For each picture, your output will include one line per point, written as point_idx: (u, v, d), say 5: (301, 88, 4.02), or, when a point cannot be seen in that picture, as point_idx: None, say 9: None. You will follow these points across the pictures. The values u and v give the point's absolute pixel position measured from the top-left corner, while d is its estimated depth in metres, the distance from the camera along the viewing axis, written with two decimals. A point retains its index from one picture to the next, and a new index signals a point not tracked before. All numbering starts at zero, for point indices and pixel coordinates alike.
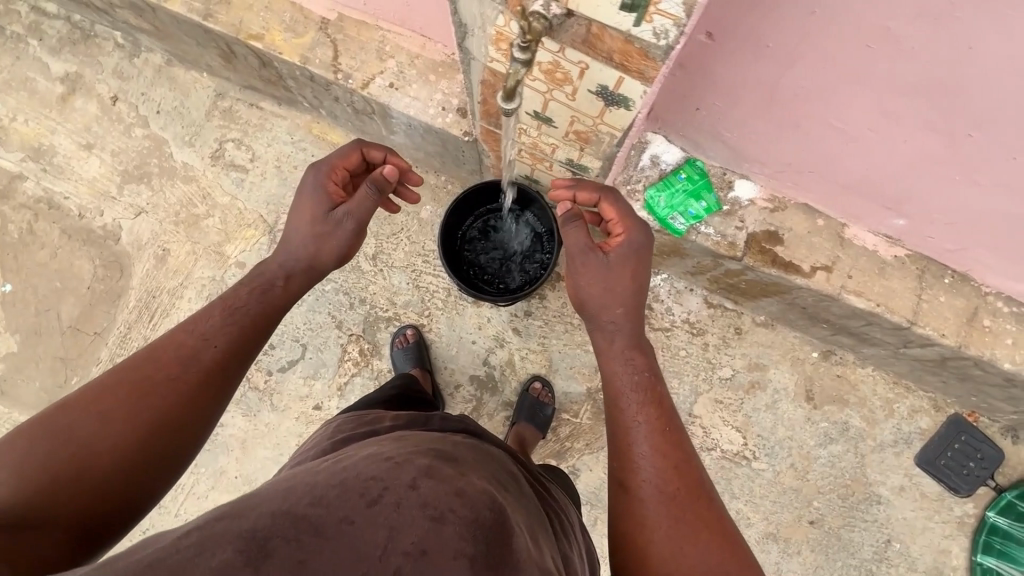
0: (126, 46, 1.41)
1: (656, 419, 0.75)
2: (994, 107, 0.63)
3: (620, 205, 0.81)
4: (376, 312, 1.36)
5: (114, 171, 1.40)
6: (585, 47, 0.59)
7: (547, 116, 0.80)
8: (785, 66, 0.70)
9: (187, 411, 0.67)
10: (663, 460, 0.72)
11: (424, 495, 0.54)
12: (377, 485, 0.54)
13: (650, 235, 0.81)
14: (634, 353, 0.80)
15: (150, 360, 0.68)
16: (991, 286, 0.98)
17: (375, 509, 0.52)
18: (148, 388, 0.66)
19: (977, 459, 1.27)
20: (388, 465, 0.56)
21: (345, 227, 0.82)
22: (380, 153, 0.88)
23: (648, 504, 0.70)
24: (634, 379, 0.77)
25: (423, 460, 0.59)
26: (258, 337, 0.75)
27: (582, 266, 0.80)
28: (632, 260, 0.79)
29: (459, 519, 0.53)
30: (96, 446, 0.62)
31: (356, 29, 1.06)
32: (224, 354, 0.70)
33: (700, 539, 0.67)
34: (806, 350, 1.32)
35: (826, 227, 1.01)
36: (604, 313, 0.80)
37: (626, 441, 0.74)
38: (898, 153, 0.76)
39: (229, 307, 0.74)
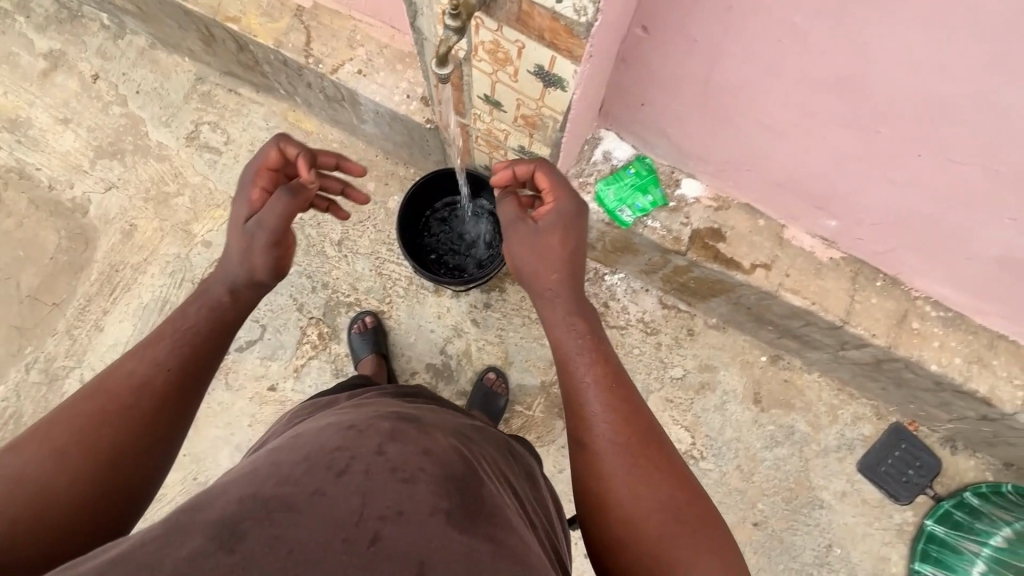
0: (112, 27, 1.45)
1: (603, 377, 0.75)
2: (896, 102, 0.68)
3: (553, 175, 0.81)
4: (337, 297, 1.37)
5: (88, 147, 1.42)
6: (519, 25, 0.64)
7: (496, 99, 0.84)
8: (711, 61, 0.75)
9: (146, 438, 0.66)
10: (615, 415, 0.73)
11: (391, 459, 0.55)
12: (344, 457, 0.54)
13: (581, 206, 0.81)
14: (576, 318, 0.79)
15: (100, 394, 0.66)
16: (920, 290, 1.03)
17: (345, 479, 0.52)
18: (105, 418, 0.64)
19: (916, 467, 1.30)
20: (353, 434, 0.58)
21: (259, 236, 0.80)
22: (296, 151, 0.82)
23: (603, 457, 0.71)
24: (579, 342, 0.77)
25: (386, 424, 0.61)
26: (211, 356, 0.74)
27: (513, 235, 0.82)
28: (559, 230, 0.79)
29: (429, 476, 0.55)
30: (56, 481, 0.59)
31: (330, 17, 1.11)
32: (183, 372, 0.70)
33: (653, 480, 0.69)
34: (755, 353, 1.36)
35: (766, 227, 1.05)
36: (541, 281, 0.80)
37: (578, 402, 0.74)
38: (822, 151, 0.82)
39: (179, 327, 0.73)
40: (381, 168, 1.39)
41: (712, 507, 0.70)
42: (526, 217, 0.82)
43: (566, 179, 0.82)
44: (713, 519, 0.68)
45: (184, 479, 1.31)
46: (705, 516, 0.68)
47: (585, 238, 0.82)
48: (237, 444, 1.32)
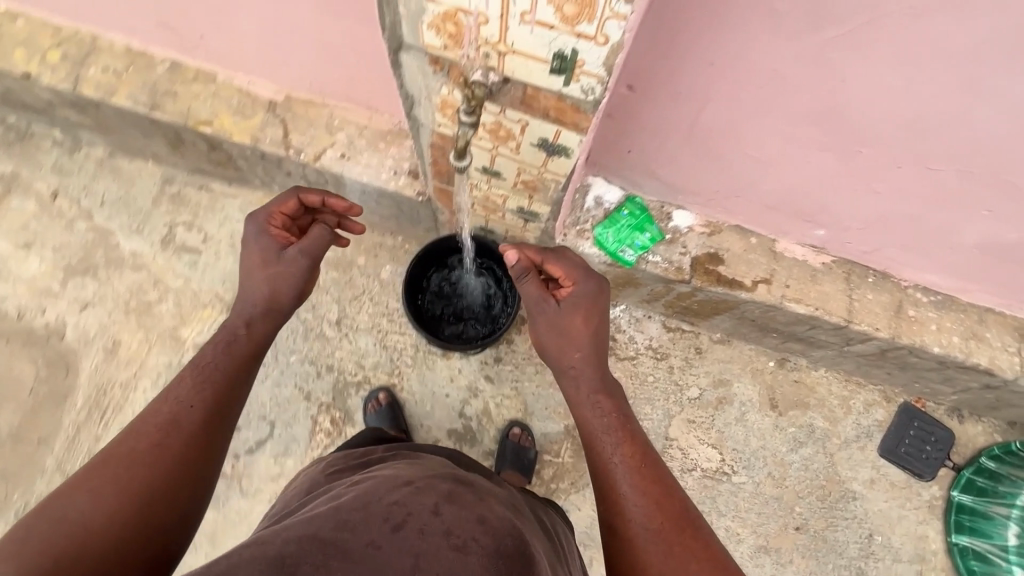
0: (66, 142, 1.40)
1: (631, 456, 0.75)
2: (875, 127, 0.74)
3: (564, 261, 0.84)
4: (344, 377, 1.34)
5: (56, 268, 1.35)
6: (523, 107, 0.66)
7: (495, 170, 0.86)
8: (698, 108, 0.79)
9: (179, 475, 0.66)
10: (646, 497, 0.71)
11: (446, 522, 0.59)
12: (401, 511, 0.59)
13: (601, 285, 0.84)
14: (600, 396, 0.81)
15: (132, 435, 0.68)
16: (909, 279, 1.10)
17: (400, 535, 0.57)
18: (136, 457, 0.65)
19: (933, 442, 1.36)
20: (411, 491, 0.62)
21: (300, 264, 0.83)
22: (318, 198, 0.89)
23: (640, 542, 0.68)
24: (604, 421, 0.78)
25: (443, 485, 0.65)
26: (233, 389, 0.74)
27: (538, 316, 0.85)
28: (582, 309, 0.83)
29: (480, 548, 0.58)
30: (93, 518, 0.60)
31: (304, 108, 1.11)
32: (207, 408, 0.71)
33: (692, 571, 0.65)
34: (763, 360, 1.39)
35: (759, 244, 1.10)
36: (567, 358, 0.83)
37: (608, 482, 0.74)
38: (807, 173, 0.87)
39: (200, 364, 0.75)
40: (369, 241, 1.39)
41: None
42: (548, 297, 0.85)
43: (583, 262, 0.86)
44: None
45: None
46: None
47: (609, 317, 0.86)
48: None
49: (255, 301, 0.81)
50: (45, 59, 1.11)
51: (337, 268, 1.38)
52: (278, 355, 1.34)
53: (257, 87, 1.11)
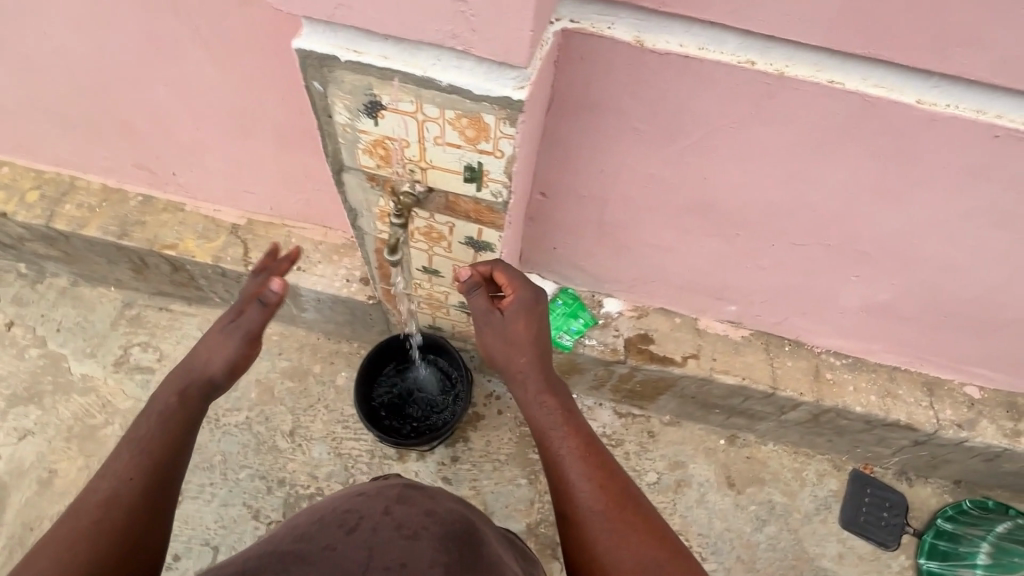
0: (29, 274, 1.46)
1: (578, 448, 0.80)
2: (742, 215, 0.89)
3: (509, 268, 0.86)
4: (296, 491, 1.30)
5: (1, 397, 1.33)
6: (448, 211, 0.79)
7: (434, 268, 0.97)
8: (601, 207, 0.95)
9: (120, 550, 0.65)
10: (593, 482, 0.77)
11: (396, 518, 0.68)
12: (353, 516, 0.68)
13: (539, 292, 0.87)
14: (546, 395, 0.84)
15: (70, 517, 0.67)
16: (821, 345, 1.21)
17: (353, 534, 0.64)
18: (77, 535, 0.64)
19: (889, 508, 1.38)
20: (360, 499, 0.72)
21: (234, 337, 0.81)
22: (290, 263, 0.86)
23: (591, 526, 0.75)
24: (552, 417, 0.83)
25: (392, 492, 0.74)
26: (174, 456, 0.74)
27: (483, 325, 0.87)
28: (523, 315, 0.85)
29: (430, 533, 0.66)
30: None
31: (264, 228, 1.23)
32: (146, 477, 0.70)
33: (634, 544, 0.73)
34: (714, 439, 1.43)
35: (683, 322, 1.22)
36: (513, 364, 0.86)
37: (559, 474, 0.79)
38: (701, 256, 1.02)
39: (132, 439, 0.73)
40: (326, 349, 1.44)
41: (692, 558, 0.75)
42: (493, 308, 0.88)
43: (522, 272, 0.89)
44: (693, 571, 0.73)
45: None
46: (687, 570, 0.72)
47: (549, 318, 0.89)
48: None
49: (189, 368, 0.81)
50: (23, 199, 1.22)
51: (293, 378, 1.41)
52: (228, 472, 1.30)
53: (221, 213, 1.23)
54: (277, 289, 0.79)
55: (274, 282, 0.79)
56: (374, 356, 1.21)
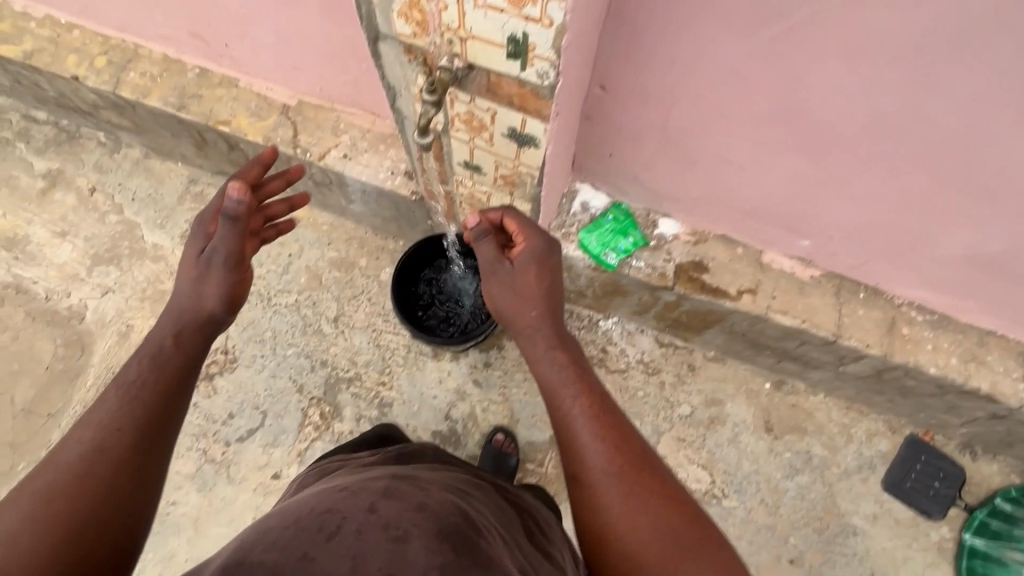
0: (108, 144, 1.54)
1: (590, 407, 0.78)
2: (838, 126, 0.75)
3: (519, 217, 0.88)
4: (337, 373, 1.37)
5: (85, 255, 1.46)
6: (489, 94, 0.71)
7: (475, 164, 0.90)
8: (668, 108, 0.83)
9: (102, 505, 0.63)
10: (605, 442, 0.75)
11: (383, 517, 0.60)
12: (334, 518, 0.59)
13: (551, 241, 0.88)
14: (556, 351, 0.84)
15: (51, 468, 0.65)
16: (902, 297, 1.07)
17: (335, 542, 0.57)
18: (54, 489, 0.62)
19: (941, 479, 1.28)
20: (341, 497, 0.63)
21: (216, 263, 0.82)
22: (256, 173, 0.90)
23: (602, 487, 0.72)
24: (563, 376, 0.81)
25: (379, 486, 0.66)
26: (167, 408, 0.72)
27: (494, 277, 0.88)
28: (534, 266, 0.86)
29: (422, 534, 0.59)
30: (12, 554, 0.57)
31: (314, 112, 1.20)
32: (134, 430, 0.69)
33: (649, 507, 0.70)
34: (758, 381, 1.36)
35: (745, 254, 1.10)
36: (523, 318, 0.86)
37: (569, 433, 0.77)
38: (777, 179, 0.89)
39: (122, 385, 0.72)
40: (372, 244, 1.46)
41: (714, 528, 0.70)
42: (503, 258, 0.88)
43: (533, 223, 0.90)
44: (715, 539, 0.68)
45: None
46: (707, 537, 0.68)
47: (559, 272, 0.89)
48: None
49: (183, 308, 0.83)
50: (92, 65, 1.24)
51: (340, 268, 1.44)
52: (278, 347, 1.39)
53: (274, 92, 1.21)
54: (237, 197, 0.76)
55: (228, 189, 0.75)
56: (409, 257, 1.20)
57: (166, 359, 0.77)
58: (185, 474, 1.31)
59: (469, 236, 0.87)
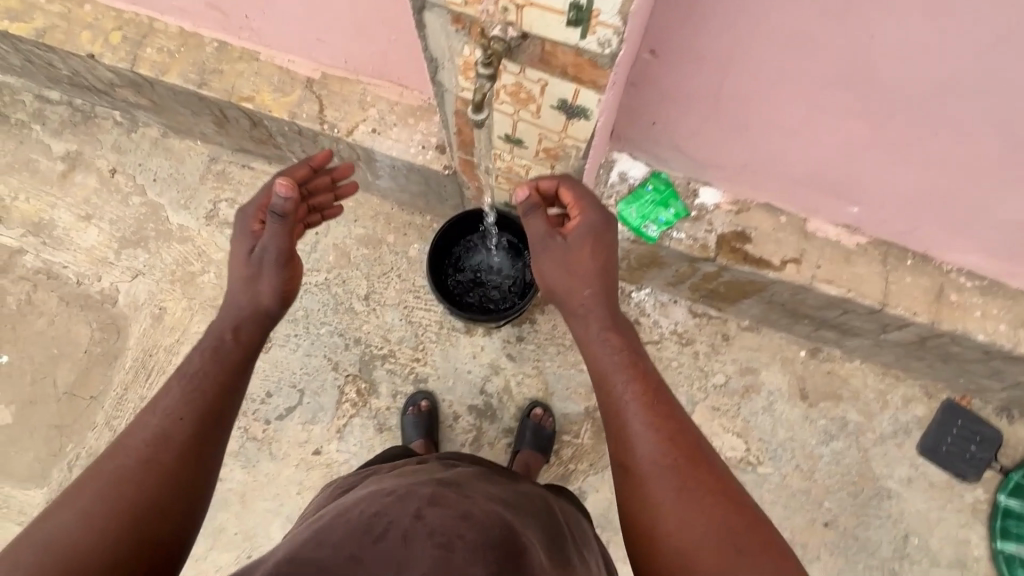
0: (124, 123, 1.51)
1: (643, 394, 0.77)
2: (908, 86, 0.71)
3: (577, 190, 0.87)
4: (371, 350, 1.38)
5: (112, 239, 1.45)
6: (542, 65, 0.68)
7: (517, 137, 0.87)
8: (723, 73, 0.79)
9: (167, 492, 0.65)
10: (658, 433, 0.74)
11: (430, 524, 0.61)
12: (381, 523, 0.61)
13: (608, 217, 0.86)
14: (609, 333, 0.83)
15: (118, 452, 0.67)
16: (951, 263, 1.04)
17: (380, 546, 0.59)
18: (121, 475, 0.64)
19: (978, 442, 1.28)
20: (390, 500, 0.64)
21: (267, 259, 0.84)
22: (304, 170, 0.94)
23: (654, 481, 0.72)
24: (616, 360, 0.80)
25: (426, 489, 0.66)
26: (225, 398, 0.74)
27: (544, 251, 0.86)
28: (589, 240, 0.85)
29: (466, 544, 0.59)
30: (86, 538, 0.59)
31: (339, 85, 1.16)
32: (195, 420, 0.70)
33: (704, 505, 0.69)
34: (793, 350, 1.35)
35: (789, 223, 1.07)
36: (576, 296, 0.85)
37: (620, 421, 0.76)
38: (834, 144, 0.85)
39: (183, 374, 0.74)
40: (399, 220, 1.44)
41: (771, 531, 0.69)
42: (555, 232, 0.87)
43: (591, 195, 0.88)
44: (773, 542, 0.67)
45: (239, 558, 1.29)
46: (765, 540, 0.67)
47: (614, 249, 0.88)
48: (289, 514, 1.31)
49: (241, 308, 0.84)
50: (108, 41, 1.20)
51: (368, 246, 1.43)
52: (311, 326, 1.40)
53: (296, 65, 1.17)
54: (285, 194, 0.80)
55: (277, 187, 0.80)
56: (446, 233, 1.18)
57: (227, 352, 0.78)
58: (228, 452, 1.34)
59: (519, 209, 0.85)
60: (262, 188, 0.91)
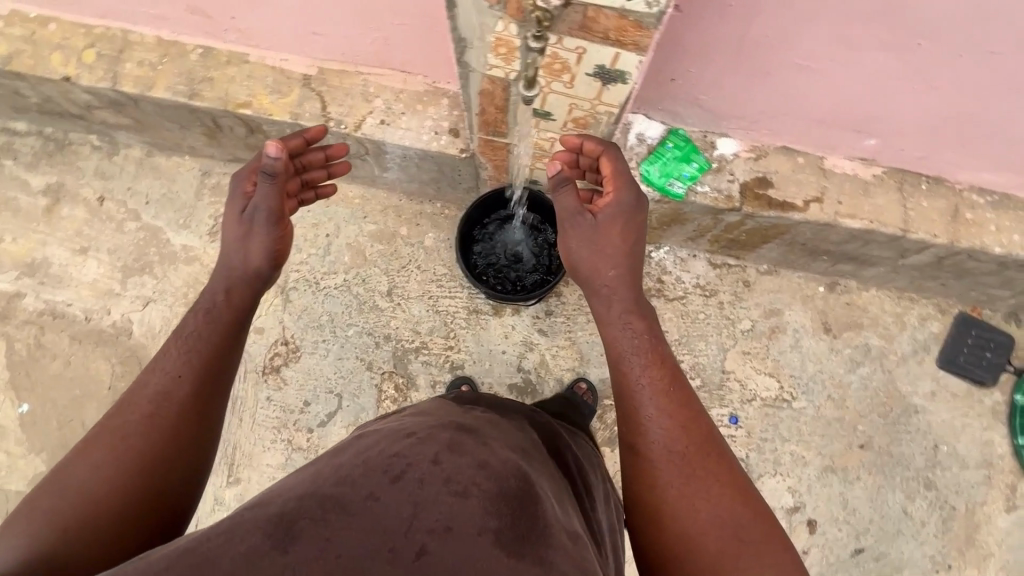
0: (103, 146, 1.43)
1: (659, 379, 0.79)
2: (937, 13, 0.72)
3: (617, 165, 0.84)
4: (402, 345, 1.37)
5: (114, 269, 1.39)
6: (582, 32, 0.66)
7: (545, 111, 0.86)
8: (749, 19, 0.79)
9: (170, 445, 0.70)
10: (670, 420, 0.77)
11: (446, 470, 0.58)
12: (401, 463, 0.58)
13: (639, 200, 0.85)
14: (630, 317, 0.84)
15: (123, 407, 0.72)
16: (964, 181, 1.09)
17: (399, 486, 0.55)
18: (126, 429, 0.69)
19: (992, 349, 1.35)
20: (413, 443, 0.61)
21: (259, 219, 0.82)
22: (298, 141, 0.92)
23: (665, 463, 0.75)
24: (634, 343, 0.82)
25: (445, 435, 0.64)
26: (222, 363, 0.77)
27: (571, 227, 0.86)
28: (620, 221, 0.84)
29: (482, 491, 0.57)
30: (97, 488, 0.65)
31: (338, 78, 1.12)
32: (195, 378, 0.74)
33: (711, 494, 0.72)
34: (813, 286, 1.39)
35: (807, 163, 1.10)
36: (600, 276, 0.85)
37: (633, 404, 0.79)
38: (855, 78, 0.86)
39: (182, 336, 0.77)
40: (409, 211, 1.41)
41: (776, 524, 0.72)
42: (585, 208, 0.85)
43: (628, 172, 0.86)
44: (776, 536, 0.70)
45: None
46: (767, 533, 0.70)
47: (643, 234, 0.87)
48: None
49: (232, 268, 0.83)
50: (82, 60, 1.13)
51: (382, 241, 1.41)
52: (338, 329, 1.38)
53: (290, 63, 1.12)
54: (275, 154, 0.79)
55: (267, 147, 0.78)
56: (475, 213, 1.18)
57: (219, 313, 0.80)
58: (276, 466, 1.33)
59: (550, 182, 0.84)
60: (255, 154, 0.90)
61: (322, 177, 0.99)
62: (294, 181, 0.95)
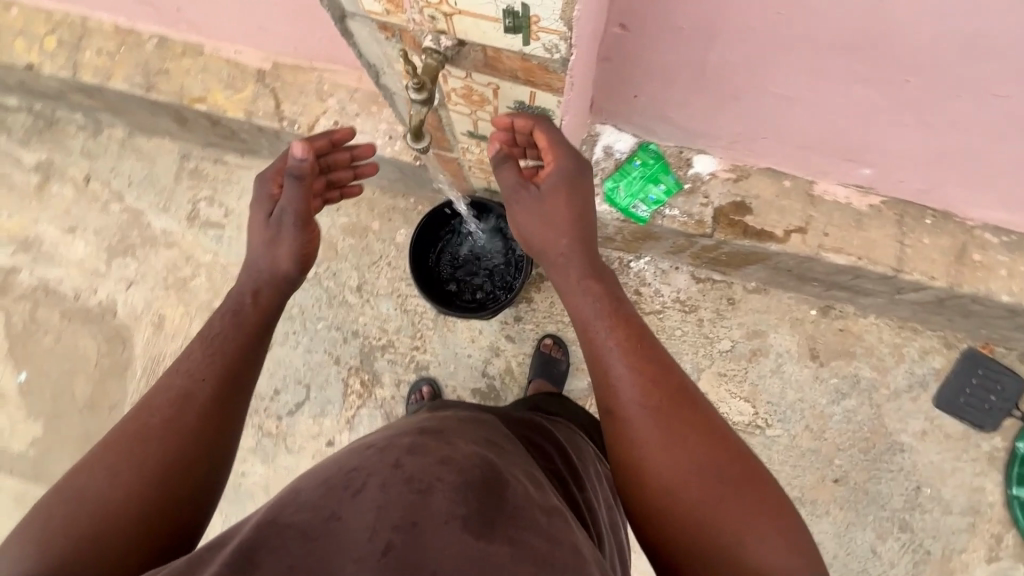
0: (89, 126, 1.45)
1: (625, 339, 0.68)
2: (924, 48, 0.61)
3: (552, 132, 0.70)
4: (370, 342, 1.38)
5: (100, 249, 1.43)
6: (489, 70, 0.59)
7: (481, 134, 0.80)
8: (707, 44, 0.69)
9: (191, 454, 0.62)
10: (644, 377, 0.65)
11: (408, 471, 0.51)
12: (359, 475, 0.50)
13: (581, 162, 0.74)
14: (592, 281, 0.73)
15: (140, 411, 0.64)
16: (976, 218, 0.95)
17: (361, 497, 0.48)
18: (145, 432, 0.61)
19: (998, 393, 1.24)
20: (370, 453, 0.54)
21: (287, 222, 0.80)
22: (325, 140, 0.86)
23: (638, 424, 0.64)
24: (598, 307, 0.70)
25: (405, 440, 0.56)
26: (246, 370, 0.70)
27: (517, 205, 0.76)
28: (564, 188, 0.73)
29: (447, 484, 0.50)
30: (113, 496, 0.57)
31: (292, 74, 1.06)
32: (218, 381, 0.66)
33: (692, 445, 0.62)
34: (804, 309, 1.29)
35: (794, 187, 0.98)
36: (552, 250, 0.75)
37: (602, 369, 0.67)
38: (841, 110, 0.75)
39: (206, 339, 0.70)
40: (382, 205, 1.38)
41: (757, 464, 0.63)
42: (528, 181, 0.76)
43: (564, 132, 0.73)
44: (759, 478, 0.61)
45: None
46: (751, 477, 0.61)
47: (592, 195, 0.76)
48: None
49: (259, 269, 0.80)
50: (44, 47, 1.11)
51: (354, 235, 1.38)
52: (308, 322, 1.39)
53: (244, 56, 1.07)
54: (302, 155, 0.74)
55: (294, 147, 0.74)
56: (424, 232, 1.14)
57: (245, 315, 0.75)
58: (247, 448, 1.38)
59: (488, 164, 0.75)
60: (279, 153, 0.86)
61: (349, 178, 0.93)
62: (319, 182, 0.90)
